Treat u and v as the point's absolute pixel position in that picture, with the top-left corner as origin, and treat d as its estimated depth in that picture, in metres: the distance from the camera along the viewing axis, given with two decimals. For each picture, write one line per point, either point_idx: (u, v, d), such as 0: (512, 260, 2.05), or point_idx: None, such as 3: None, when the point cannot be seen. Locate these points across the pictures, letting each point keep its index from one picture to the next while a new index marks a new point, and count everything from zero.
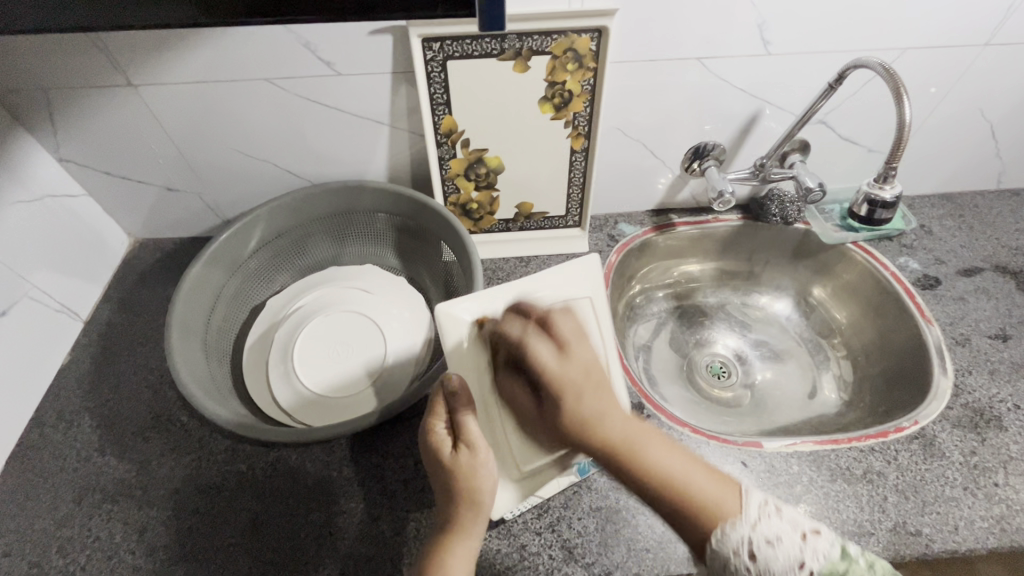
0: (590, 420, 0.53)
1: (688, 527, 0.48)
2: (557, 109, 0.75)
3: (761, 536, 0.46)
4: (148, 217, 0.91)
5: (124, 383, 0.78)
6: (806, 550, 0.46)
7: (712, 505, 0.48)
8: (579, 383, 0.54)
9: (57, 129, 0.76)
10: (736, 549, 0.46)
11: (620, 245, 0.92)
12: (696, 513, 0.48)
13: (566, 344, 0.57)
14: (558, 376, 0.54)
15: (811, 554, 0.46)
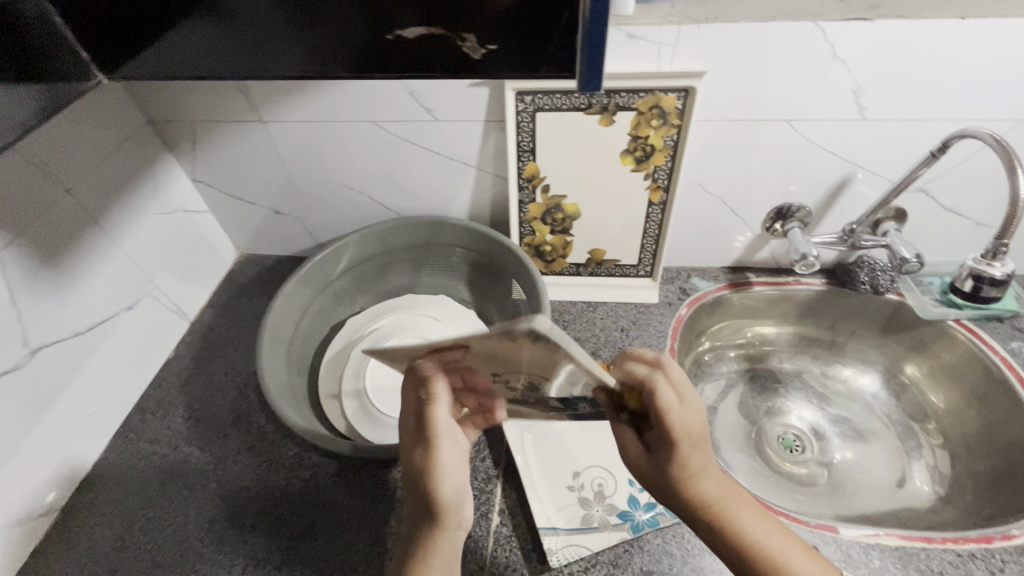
0: (695, 480, 0.53)
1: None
2: (639, 161, 0.77)
3: None
4: (256, 234, 1.02)
5: (216, 381, 0.86)
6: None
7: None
8: (688, 441, 0.52)
9: (196, 154, 0.88)
10: None
11: (691, 299, 0.90)
12: None
13: (685, 395, 0.52)
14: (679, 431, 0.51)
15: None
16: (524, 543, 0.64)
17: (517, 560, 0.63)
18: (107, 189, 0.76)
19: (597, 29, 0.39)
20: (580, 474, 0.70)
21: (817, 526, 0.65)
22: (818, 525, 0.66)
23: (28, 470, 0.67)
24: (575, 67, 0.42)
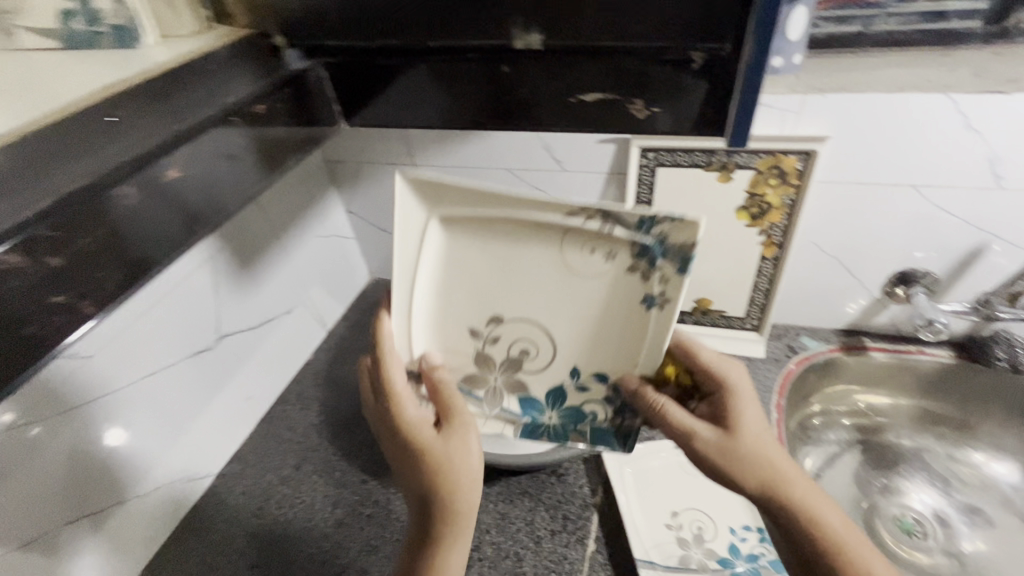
0: (776, 465, 0.53)
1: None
2: (754, 218, 0.80)
3: None
4: (387, 261, 1.15)
5: (346, 383, 0.97)
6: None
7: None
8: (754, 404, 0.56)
9: (354, 190, 1.04)
10: None
11: (800, 357, 0.89)
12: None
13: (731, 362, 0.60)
14: (735, 390, 0.57)
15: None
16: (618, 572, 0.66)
17: None
18: (279, 225, 0.91)
19: (750, 94, 0.43)
20: (680, 514, 0.70)
21: None
22: None
23: (199, 438, 0.81)
24: (729, 125, 0.47)
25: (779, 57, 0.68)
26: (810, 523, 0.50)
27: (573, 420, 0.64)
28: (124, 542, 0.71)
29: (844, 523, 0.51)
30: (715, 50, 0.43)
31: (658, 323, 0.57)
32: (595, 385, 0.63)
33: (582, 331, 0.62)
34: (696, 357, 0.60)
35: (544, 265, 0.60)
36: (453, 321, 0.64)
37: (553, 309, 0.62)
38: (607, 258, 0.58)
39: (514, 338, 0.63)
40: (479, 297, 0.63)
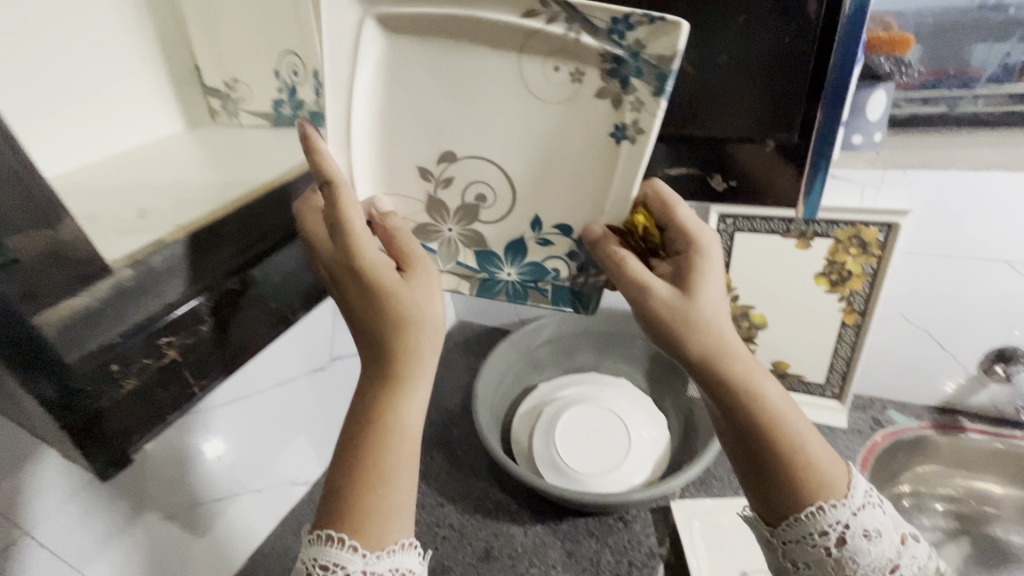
0: (725, 330, 0.48)
1: (797, 487, 0.45)
2: (833, 283, 0.81)
3: (859, 528, 0.46)
4: (468, 306, 1.23)
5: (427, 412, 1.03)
6: (900, 555, 0.46)
7: (819, 473, 0.46)
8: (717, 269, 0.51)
9: None
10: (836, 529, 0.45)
11: (886, 431, 0.86)
12: (803, 465, 0.45)
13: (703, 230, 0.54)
14: (696, 246, 0.51)
15: (904, 560, 0.46)
16: None
17: None
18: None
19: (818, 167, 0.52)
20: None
21: None
22: None
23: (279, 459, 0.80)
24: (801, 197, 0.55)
25: (858, 134, 0.74)
26: (755, 394, 0.46)
27: (533, 278, 0.59)
28: (199, 561, 0.71)
29: (783, 397, 0.47)
30: (790, 145, 0.51)
31: (629, 156, 0.50)
32: (558, 238, 0.57)
33: (541, 170, 0.54)
34: (671, 212, 0.53)
35: (496, 87, 0.51)
36: (400, 156, 0.54)
37: (512, 147, 0.53)
38: (574, 79, 0.50)
39: (468, 181, 0.55)
40: (431, 125, 0.53)
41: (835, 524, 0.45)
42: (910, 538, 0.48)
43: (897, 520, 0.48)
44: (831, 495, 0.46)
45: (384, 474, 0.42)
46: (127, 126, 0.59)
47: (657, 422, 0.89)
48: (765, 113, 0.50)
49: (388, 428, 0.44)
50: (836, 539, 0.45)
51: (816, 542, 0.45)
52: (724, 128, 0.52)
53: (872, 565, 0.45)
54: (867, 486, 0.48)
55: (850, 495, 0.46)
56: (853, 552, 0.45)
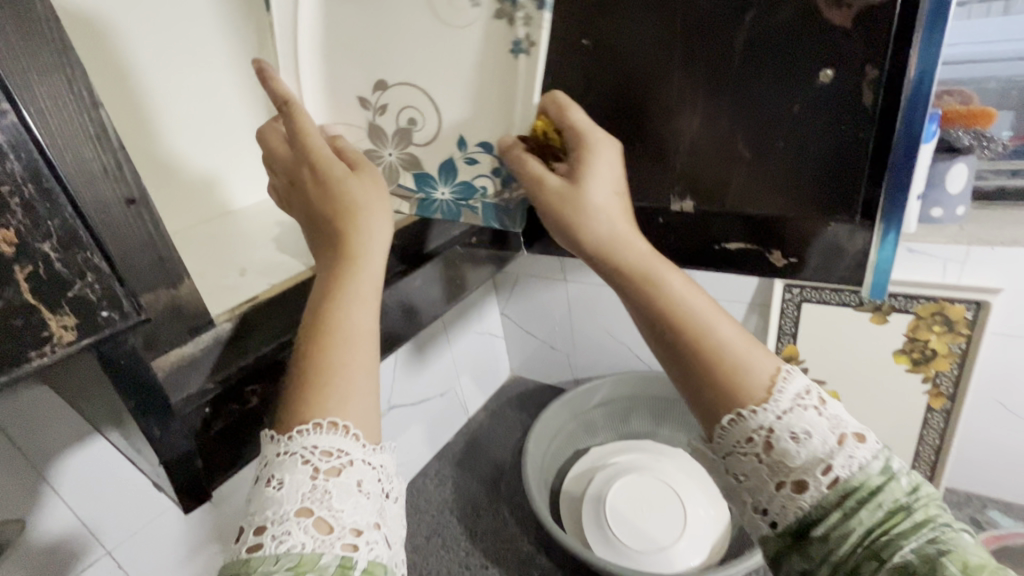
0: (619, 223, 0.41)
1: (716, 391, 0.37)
2: (915, 362, 0.75)
3: (785, 430, 0.35)
4: (524, 361, 1.23)
5: (477, 468, 1.03)
6: (837, 455, 0.34)
7: (741, 368, 0.36)
8: (603, 152, 0.41)
9: (508, 296, 1.17)
10: (750, 438, 0.36)
11: (990, 535, 0.74)
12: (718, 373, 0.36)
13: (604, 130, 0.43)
14: (579, 136, 0.42)
15: (843, 461, 0.34)
16: None
17: None
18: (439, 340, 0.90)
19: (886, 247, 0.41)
20: None
21: None
22: None
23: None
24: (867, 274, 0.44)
25: (938, 207, 0.71)
26: (654, 293, 0.38)
27: (466, 198, 0.48)
28: None
29: (694, 291, 0.39)
30: (852, 225, 0.41)
31: (527, 75, 0.41)
32: (484, 156, 0.46)
33: (464, 89, 0.44)
34: (563, 113, 0.42)
35: (405, 4, 0.43)
36: (336, 86, 0.47)
37: (433, 63, 0.44)
38: (471, 3, 0.41)
39: (400, 102, 0.46)
40: (360, 49, 0.46)
41: (761, 429, 0.35)
42: (858, 437, 0.35)
43: (832, 415, 0.36)
44: (753, 401, 0.36)
45: (329, 365, 0.35)
46: (236, 176, 0.65)
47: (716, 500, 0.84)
48: (834, 196, 0.40)
49: (332, 317, 0.36)
50: (760, 448, 0.35)
51: (733, 451, 0.36)
52: (781, 208, 0.43)
53: (800, 469, 0.35)
54: (801, 383, 0.37)
55: (775, 392, 0.36)
56: (779, 460, 0.35)
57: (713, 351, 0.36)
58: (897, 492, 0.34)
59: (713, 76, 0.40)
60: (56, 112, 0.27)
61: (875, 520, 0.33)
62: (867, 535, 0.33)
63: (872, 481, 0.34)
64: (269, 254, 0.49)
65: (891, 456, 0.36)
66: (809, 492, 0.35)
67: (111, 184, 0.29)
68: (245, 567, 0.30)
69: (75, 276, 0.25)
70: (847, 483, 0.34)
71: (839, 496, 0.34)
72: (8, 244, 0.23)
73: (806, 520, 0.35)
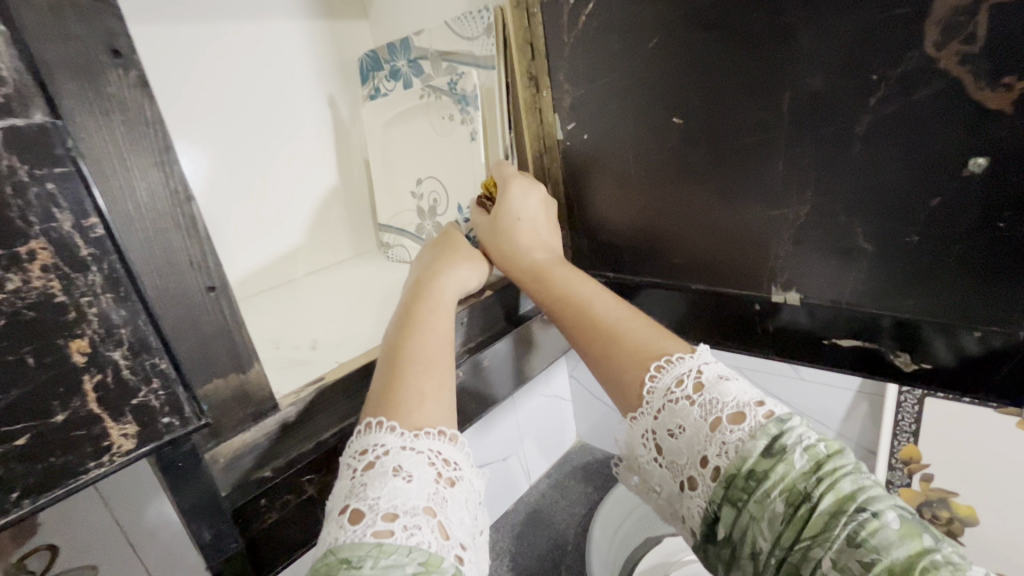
0: (522, 245, 0.47)
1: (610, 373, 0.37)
2: None
3: (663, 427, 0.33)
4: (592, 428, 1.16)
5: (537, 544, 0.96)
6: (711, 445, 0.30)
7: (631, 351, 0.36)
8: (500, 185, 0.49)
9: (577, 358, 1.11)
10: (643, 442, 0.34)
11: None
12: (617, 356, 0.37)
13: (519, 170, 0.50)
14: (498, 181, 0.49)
15: (716, 449, 0.29)
16: None
17: None
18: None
19: None
20: None
21: None
22: None
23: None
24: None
25: None
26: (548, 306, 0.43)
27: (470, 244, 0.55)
28: None
29: (579, 292, 0.42)
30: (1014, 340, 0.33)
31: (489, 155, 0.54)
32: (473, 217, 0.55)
33: (460, 172, 0.56)
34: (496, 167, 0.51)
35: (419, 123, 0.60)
36: (398, 190, 0.64)
37: (442, 158, 0.57)
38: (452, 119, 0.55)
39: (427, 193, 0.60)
40: (408, 162, 0.62)
41: (647, 432, 0.34)
42: (734, 417, 0.29)
43: (706, 398, 0.31)
44: (630, 375, 0.35)
45: (414, 356, 0.37)
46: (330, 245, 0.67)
47: None
48: (997, 310, 0.33)
49: (417, 321, 0.40)
50: (653, 451, 0.34)
51: (641, 460, 0.35)
52: (923, 313, 0.36)
53: (688, 463, 0.31)
54: (676, 370, 0.33)
55: (648, 386, 0.34)
56: (672, 461, 0.33)
57: (589, 328, 0.39)
58: (790, 479, 0.26)
59: (823, 157, 0.36)
60: (152, 206, 0.27)
61: (772, 521, 0.26)
62: (773, 540, 0.26)
63: (754, 468, 0.28)
64: (342, 325, 0.49)
65: (791, 427, 0.28)
66: (702, 489, 0.30)
67: (194, 273, 0.29)
68: (374, 553, 0.26)
69: (141, 382, 0.24)
70: (726, 473, 0.28)
71: (725, 493, 0.28)
72: (82, 352, 0.22)
73: (711, 526, 0.30)
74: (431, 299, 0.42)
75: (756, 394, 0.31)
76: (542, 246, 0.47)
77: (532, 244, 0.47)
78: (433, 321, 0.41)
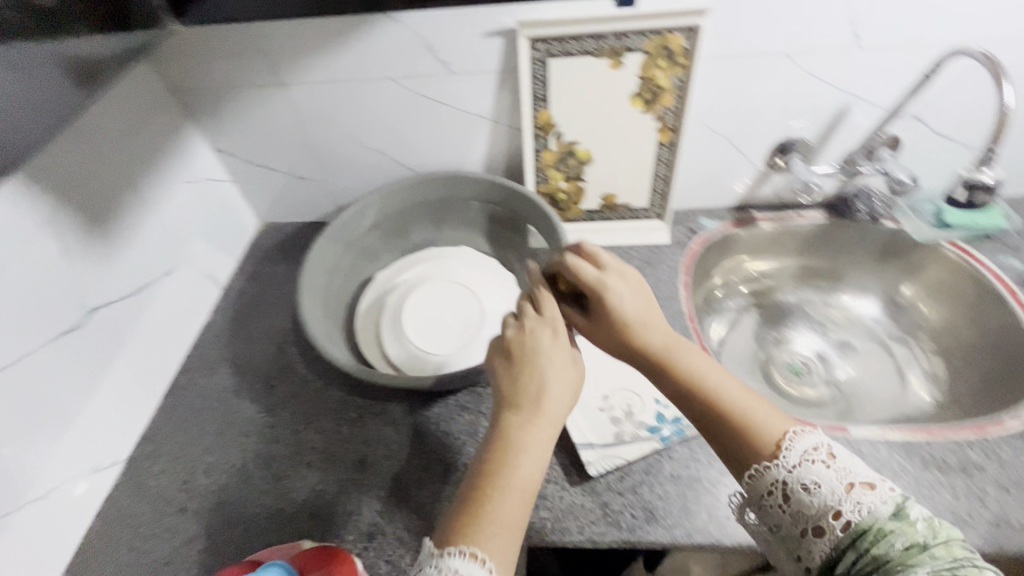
0: (639, 339, 0.56)
1: (720, 444, 0.54)
2: (648, 103, 0.81)
3: (795, 480, 0.50)
4: (274, 202, 1.02)
5: (257, 339, 0.89)
6: (846, 503, 0.49)
7: (750, 430, 0.52)
8: (594, 287, 0.57)
9: (219, 123, 0.90)
10: (770, 486, 0.51)
11: (700, 237, 0.95)
12: (743, 428, 0.52)
13: (607, 267, 0.59)
14: (593, 282, 0.57)
15: (851, 507, 0.48)
16: (562, 457, 0.71)
17: (559, 474, 0.70)
18: (121, 166, 0.74)
19: None
20: (609, 397, 0.75)
21: (829, 428, 0.71)
22: (830, 427, 0.72)
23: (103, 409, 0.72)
24: None
25: None
26: (677, 390, 0.55)
27: None
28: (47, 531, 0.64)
29: (708, 379, 0.54)
30: None
31: None
32: None
33: None
34: (574, 269, 0.58)
35: None
36: None
37: None
38: None
39: None
40: None
41: (778, 482, 0.51)
42: (865, 485, 0.49)
43: (840, 467, 0.50)
44: (760, 444, 0.52)
45: (509, 462, 0.50)
46: None
47: (503, 282, 0.83)
48: None
49: (512, 458, 0.51)
50: (779, 500, 0.51)
51: (766, 503, 0.52)
52: None
53: (816, 513, 0.49)
54: (806, 440, 0.52)
55: (784, 448, 0.51)
56: (797, 510, 0.50)
57: (721, 407, 0.53)
58: (912, 536, 0.46)
59: None
60: None
61: (889, 553, 0.46)
62: (884, 563, 0.46)
63: (884, 526, 0.47)
64: None
65: (912, 506, 0.48)
66: (826, 537, 0.49)
67: None
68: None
69: None
70: (856, 527, 0.48)
71: (852, 540, 0.48)
72: None
73: (834, 560, 0.49)
74: (541, 421, 0.53)
75: (874, 474, 0.50)
76: (658, 333, 0.57)
77: (650, 332, 0.56)
78: (536, 445, 0.51)
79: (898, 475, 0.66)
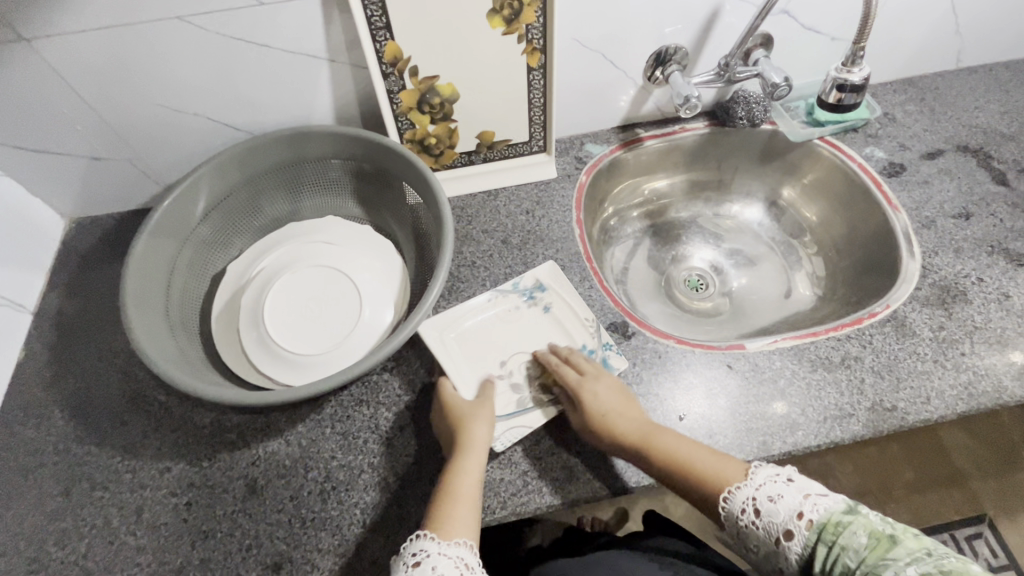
0: (619, 418, 0.62)
1: (697, 496, 0.57)
2: (509, 22, 0.69)
3: (763, 495, 0.53)
4: (76, 193, 0.81)
5: (92, 367, 0.73)
6: (805, 504, 0.51)
7: (716, 473, 0.57)
8: (578, 385, 0.65)
9: None
10: (743, 508, 0.54)
11: (588, 166, 0.88)
12: (707, 480, 0.57)
13: (589, 373, 0.66)
14: (572, 384, 0.65)
15: (810, 507, 0.51)
16: None
17: None
18: None
19: None
20: (514, 361, 0.71)
21: (728, 348, 0.72)
22: (728, 346, 0.73)
23: None
24: None
25: None
26: (660, 467, 0.59)
27: None
28: None
29: (683, 449, 0.59)
30: None
31: None
32: None
33: None
34: (558, 370, 0.67)
35: None
36: None
37: None
38: None
39: None
40: None
41: (747, 500, 0.54)
42: (820, 491, 0.53)
43: (799, 480, 0.54)
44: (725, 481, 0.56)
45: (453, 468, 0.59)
46: None
47: (382, 254, 0.73)
48: None
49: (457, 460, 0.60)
50: (751, 515, 0.53)
51: (741, 522, 0.54)
52: None
53: (783, 520, 0.52)
54: (764, 468, 0.56)
55: (750, 475, 0.55)
56: (768, 521, 0.52)
57: (693, 467, 0.58)
58: (869, 524, 0.49)
59: None
60: None
61: (857, 547, 0.48)
62: (855, 557, 0.48)
63: (843, 519, 0.50)
64: None
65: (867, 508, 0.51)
66: (797, 538, 0.51)
67: None
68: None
69: None
70: (819, 522, 0.50)
71: (819, 536, 0.50)
72: None
73: (808, 561, 0.50)
74: (475, 444, 0.61)
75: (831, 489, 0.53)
76: (634, 420, 0.63)
77: (629, 420, 0.62)
78: (475, 453, 0.60)
79: (791, 380, 0.70)
